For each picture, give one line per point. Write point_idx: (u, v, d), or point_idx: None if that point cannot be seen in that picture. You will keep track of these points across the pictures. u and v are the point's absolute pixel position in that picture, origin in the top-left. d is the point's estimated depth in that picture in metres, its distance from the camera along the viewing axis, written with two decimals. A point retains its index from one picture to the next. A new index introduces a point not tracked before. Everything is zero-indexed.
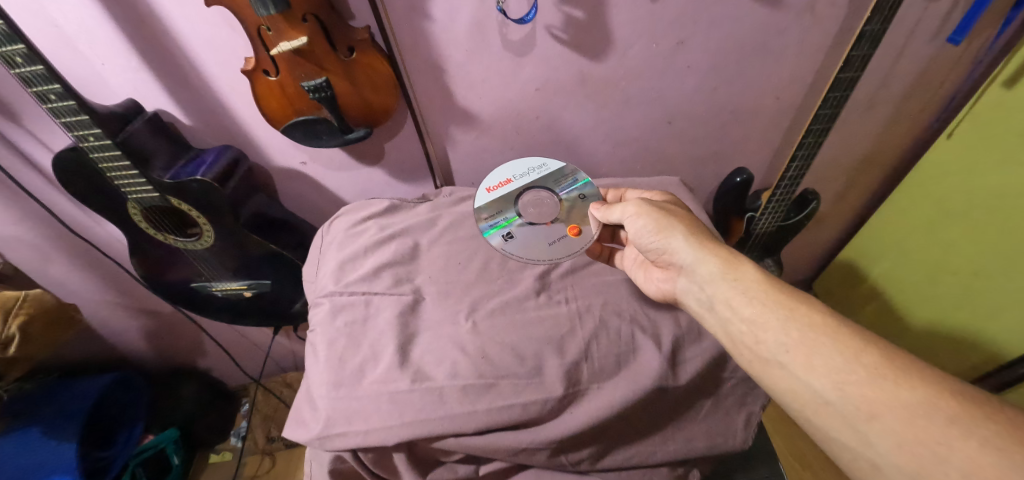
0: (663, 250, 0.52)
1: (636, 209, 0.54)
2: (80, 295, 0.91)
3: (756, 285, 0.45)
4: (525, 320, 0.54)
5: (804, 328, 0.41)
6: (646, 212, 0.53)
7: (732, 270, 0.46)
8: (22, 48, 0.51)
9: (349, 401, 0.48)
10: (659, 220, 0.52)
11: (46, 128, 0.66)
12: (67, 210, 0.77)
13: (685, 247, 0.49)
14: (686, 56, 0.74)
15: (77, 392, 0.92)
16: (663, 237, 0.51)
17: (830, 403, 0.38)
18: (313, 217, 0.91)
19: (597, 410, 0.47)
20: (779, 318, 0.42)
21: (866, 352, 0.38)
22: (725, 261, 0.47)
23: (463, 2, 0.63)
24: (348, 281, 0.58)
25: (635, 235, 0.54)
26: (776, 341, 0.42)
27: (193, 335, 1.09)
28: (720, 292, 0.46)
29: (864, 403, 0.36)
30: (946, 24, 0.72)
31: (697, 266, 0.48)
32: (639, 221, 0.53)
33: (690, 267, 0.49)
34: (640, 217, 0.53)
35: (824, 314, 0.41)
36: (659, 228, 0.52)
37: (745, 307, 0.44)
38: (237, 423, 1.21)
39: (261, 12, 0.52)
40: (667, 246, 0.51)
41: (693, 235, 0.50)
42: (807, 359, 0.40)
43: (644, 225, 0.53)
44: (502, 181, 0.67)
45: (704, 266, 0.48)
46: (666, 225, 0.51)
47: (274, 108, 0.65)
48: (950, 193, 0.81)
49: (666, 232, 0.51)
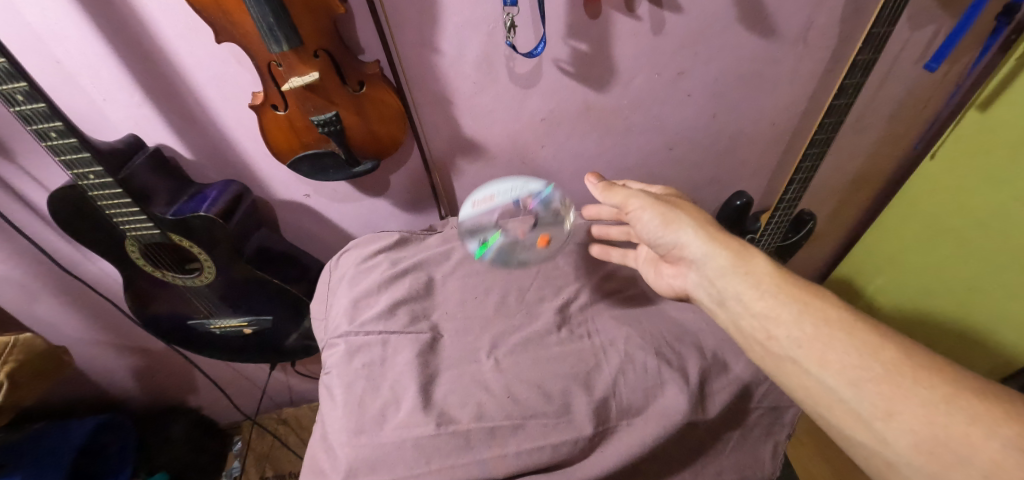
0: (672, 244, 0.51)
1: (642, 202, 0.53)
2: (67, 334, 0.87)
3: (767, 278, 0.44)
4: (548, 356, 0.53)
5: (818, 322, 0.41)
6: (653, 206, 0.52)
7: (743, 264, 0.46)
8: (24, 85, 0.49)
9: (372, 449, 0.46)
10: (667, 214, 0.51)
11: (43, 165, 0.64)
12: (58, 246, 0.74)
13: (695, 242, 0.49)
14: (687, 86, 0.76)
15: (61, 440, 0.86)
16: (672, 231, 0.51)
17: (845, 400, 0.38)
18: (314, 249, 0.89)
19: (628, 448, 0.46)
20: (792, 313, 0.42)
21: (883, 348, 0.38)
22: (735, 254, 0.47)
23: (472, 37, 0.64)
24: (362, 320, 0.56)
25: (643, 229, 0.54)
26: (789, 336, 0.41)
27: (185, 372, 1.04)
28: (729, 286, 0.46)
29: (881, 399, 0.36)
30: (927, 53, 0.75)
31: (707, 261, 0.48)
32: (647, 215, 0.52)
33: (698, 262, 0.49)
34: (648, 210, 0.52)
35: (838, 309, 0.41)
36: (667, 223, 0.51)
37: (757, 302, 0.44)
38: (229, 464, 1.16)
39: (273, 48, 0.51)
40: (677, 241, 0.51)
41: (703, 229, 0.49)
42: (821, 355, 0.39)
43: (652, 219, 0.52)
44: (486, 197, 0.70)
45: (714, 261, 0.48)
46: (674, 219, 0.51)
47: (281, 142, 0.64)
48: (938, 200, 0.83)
49: (676, 227, 0.50)
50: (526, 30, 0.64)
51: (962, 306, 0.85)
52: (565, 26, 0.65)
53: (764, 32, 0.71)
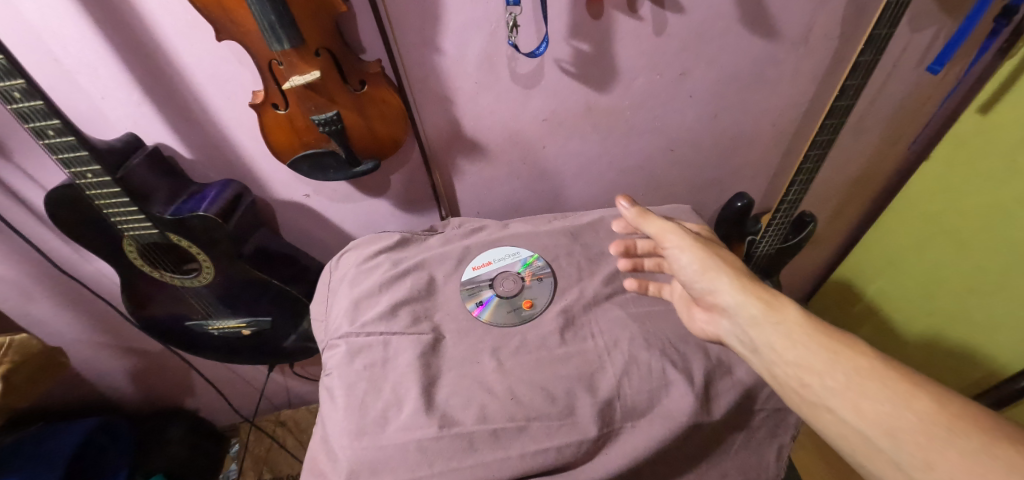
0: (707, 291, 0.49)
1: (681, 242, 0.50)
2: (63, 335, 0.86)
3: (798, 327, 0.42)
4: (551, 357, 0.53)
5: (851, 371, 0.38)
6: (692, 248, 0.49)
7: (776, 313, 0.43)
8: (21, 83, 0.48)
9: (374, 452, 0.45)
10: (704, 258, 0.49)
11: (40, 164, 0.63)
12: (54, 246, 0.73)
13: (730, 290, 0.46)
14: (689, 87, 0.76)
15: (56, 443, 0.85)
16: (707, 277, 0.48)
17: (884, 451, 0.35)
18: (313, 250, 0.89)
19: (632, 451, 0.46)
20: (824, 362, 0.39)
21: (919, 397, 0.35)
22: (768, 304, 0.44)
23: (475, 37, 0.64)
24: (364, 321, 0.56)
25: (678, 270, 0.51)
26: (823, 385, 0.39)
27: (182, 373, 1.03)
28: (763, 335, 0.43)
29: (919, 450, 0.33)
30: (927, 55, 0.75)
31: (740, 309, 0.46)
32: (684, 257, 0.50)
33: (732, 310, 0.46)
34: (685, 252, 0.49)
35: (873, 358, 0.38)
36: (704, 268, 0.49)
37: (789, 352, 0.42)
38: (226, 466, 1.15)
39: (275, 46, 0.51)
40: (712, 287, 0.48)
41: (737, 278, 0.47)
42: (855, 404, 0.37)
43: (689, 262, 0.49)
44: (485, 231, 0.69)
45: (747, 310, 0.45)
46: (711, 265, 0.48)
47: (281, 141, 0.63)
48: (941, 210, 0.83)
49: (712, 273, 0.48)
50: (528, 30, 0.64)
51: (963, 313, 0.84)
52: (568, 26, 0.65)
53: (765, 33, 0.71)
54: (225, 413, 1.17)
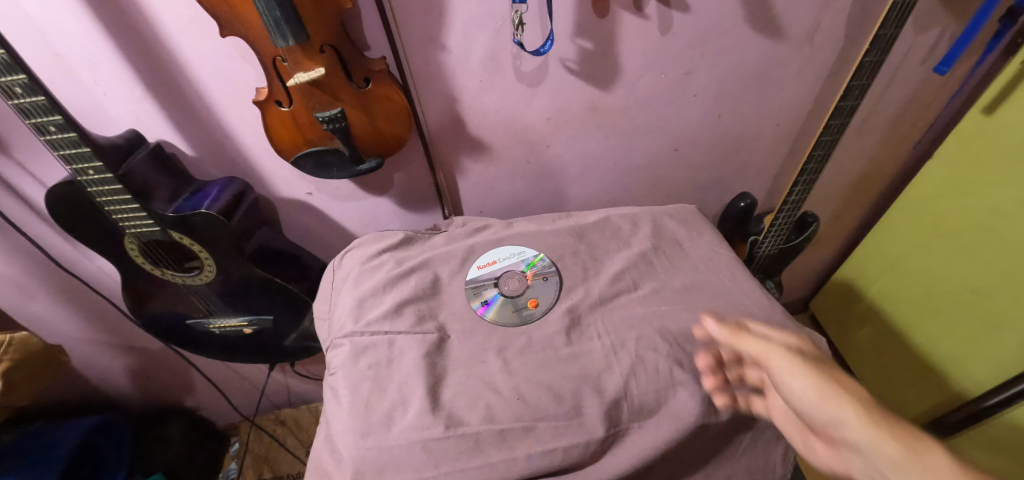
0: (832, 427, 0.37)
1: (789, 363, 0.40)
2: (63, 333, 0.85)
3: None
4: (556, 357, 0.52)
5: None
6: (804, 370, 0.39)
7: (928, 464, 0.32)
8: (22, 78, 0.47)
9: (379, 452, 0.45)
10: (821, 383, 0.38)
11: (41, 160, 0.63)
12: (55, 244, 0.72)
13: (860, 428, 0.35)
14: (693, 86, 0.76)
15: (56, 441, 0.85)
16: (829, 408, 0.37)
17: None
18: (315, 248, 0.88)
19: (639, 452, 0.45)
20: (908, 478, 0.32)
21: None
22: (913, 451, 0.33)
23: (480, 35, 0.63)
24: (368, 320, 0.55)
25: (789, 397, 0.41)
26: None
27: (183, 372, 1.03)
28: None
29: None
30: (932, 55, 0.75)
31: (876, 454, 0.34)
32: (795, 383, 0.39)
33: (867, 455, 0.35)
34: (796, 376, 0.39)
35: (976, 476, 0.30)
36: (822, 396, 0.38)
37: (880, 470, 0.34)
38: (226, 465, 1.15)
39: (280, 43, 0.50)
40: (836, 422, 0.37)
41: (869, 413, 0.36)
42: None
43: (801, 387, 0.39)
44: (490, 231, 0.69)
45: (885, 457, 0.34)
46: (830, 393, 0.37)
47: (285, 139, 0.63)
48: (947, 211, 0.83)
49: (833, 404, 0.37)
50: (533, 28, 0.63)
51: (967, 314, 0.84)
52: (574, 25, 0.64)
53: (771, 33, 0.70)
54: (225, 412, 1.17)
